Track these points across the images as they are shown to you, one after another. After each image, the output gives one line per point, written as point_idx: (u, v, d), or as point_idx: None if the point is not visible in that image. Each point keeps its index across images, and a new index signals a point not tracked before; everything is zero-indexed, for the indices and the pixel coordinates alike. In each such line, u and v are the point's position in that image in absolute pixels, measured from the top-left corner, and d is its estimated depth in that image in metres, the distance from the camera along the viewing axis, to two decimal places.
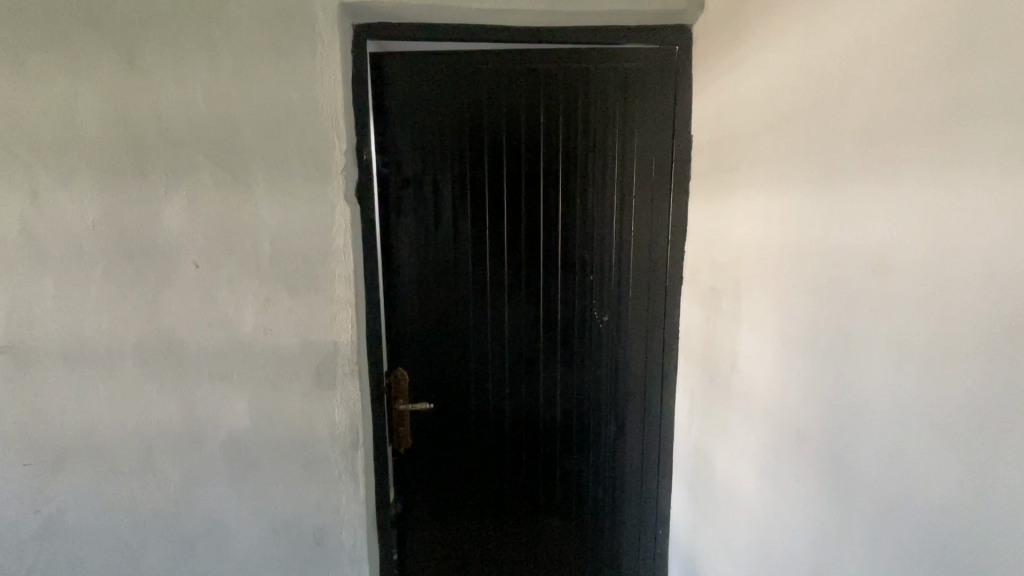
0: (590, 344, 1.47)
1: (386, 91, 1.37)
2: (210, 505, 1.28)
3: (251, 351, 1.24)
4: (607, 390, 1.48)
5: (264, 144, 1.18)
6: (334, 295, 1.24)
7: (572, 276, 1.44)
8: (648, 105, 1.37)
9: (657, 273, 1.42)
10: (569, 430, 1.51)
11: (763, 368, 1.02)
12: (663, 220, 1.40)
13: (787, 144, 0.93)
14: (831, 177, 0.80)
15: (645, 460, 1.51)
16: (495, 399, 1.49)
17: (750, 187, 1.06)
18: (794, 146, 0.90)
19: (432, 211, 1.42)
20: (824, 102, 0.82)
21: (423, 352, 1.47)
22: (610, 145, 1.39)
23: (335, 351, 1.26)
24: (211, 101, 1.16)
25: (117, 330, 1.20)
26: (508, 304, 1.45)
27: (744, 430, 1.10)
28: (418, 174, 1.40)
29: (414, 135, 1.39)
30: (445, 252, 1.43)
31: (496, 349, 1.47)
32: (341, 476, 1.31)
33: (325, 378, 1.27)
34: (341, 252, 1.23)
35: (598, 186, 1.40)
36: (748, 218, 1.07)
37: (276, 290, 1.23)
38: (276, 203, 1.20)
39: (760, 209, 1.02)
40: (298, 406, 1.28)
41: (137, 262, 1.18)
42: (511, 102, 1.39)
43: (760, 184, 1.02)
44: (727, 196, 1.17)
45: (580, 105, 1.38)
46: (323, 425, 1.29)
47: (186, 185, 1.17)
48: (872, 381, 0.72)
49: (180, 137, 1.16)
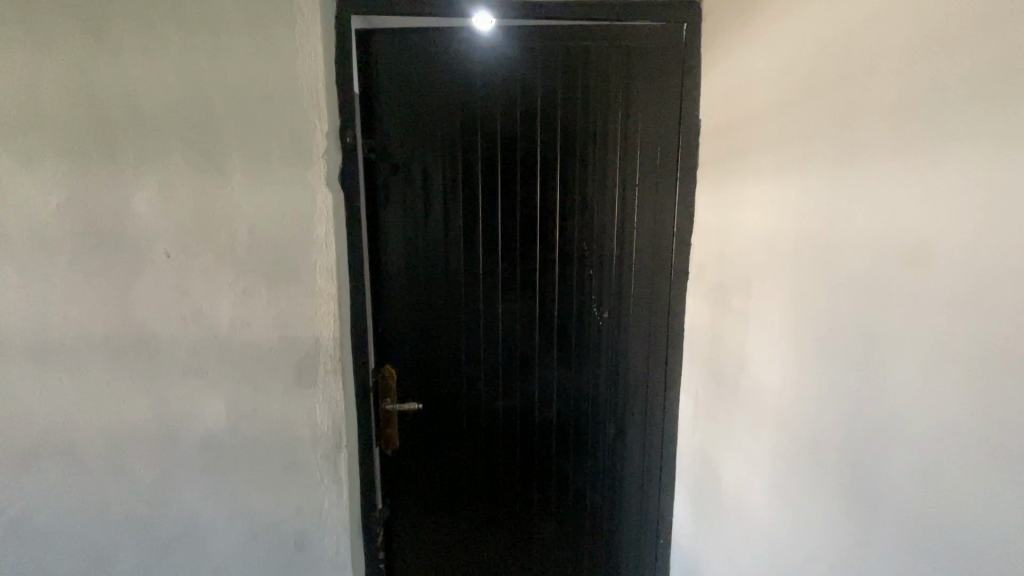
0: (588, 344, 1.38)
1: (373, 72, 1.29)
2: (185, 507, 1.22)
3: (227, 347, 1.17)
4: (606, 392, 1.40)
5: (239, 127, 1.10)
6: (315, 287, 1.17)
7: (569, 270, 1.35)
8: (652, 88, 1.28)
9: (661, 268, 1.34)
10: (565, 434, 1.42)
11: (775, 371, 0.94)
12: (667, 212, 1.32)
13: (805, 124, 0.84)
14: (857, 154, 0.71)
15: (646, 467, 1.43)
16: (487, 400, 1.41)
17: (762, 174, 0.98)
18: (814, 126, 0.82)
19: (421, 200, 1.34)
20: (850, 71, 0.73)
21: (413, 350, 1.39)
22: (612, 130, 1.30)
23: (316, 347, 1.19)
24: (183, 79, 1.08)
25: (85, 323, 1.13)
26: (502, 299, 1.37)
27: (751, 439, 1.02)
28: (408, 160, 1.32)
29: (403, 120, 1.31)
30: (436, 244, 1.35)
31: (489, 347, 1.39)
32: (323, 479, 1.24)
33: (306, 376, 1.20)
34: (322, 242, 1.16)
35: (598, 174, 1.32)
36: (758, 209, 0.99)
37: (254, 281, 1.16)
38: (253, 190, 1.12)
39: (771, 197, 0.95)
40: (278, 405, 1.21)
41: (105, 251, 1.11)
42: (506, 84, 1.30)
43: (775, 170, 0.93)
44: (735, 185, 1.09)
45: (579, 87, 1.29)
46: (304, 425, 1.22)
47: (157, 169, 1.10)
48: (904, 389, 0.64)
49: (150, 118, 1.08)
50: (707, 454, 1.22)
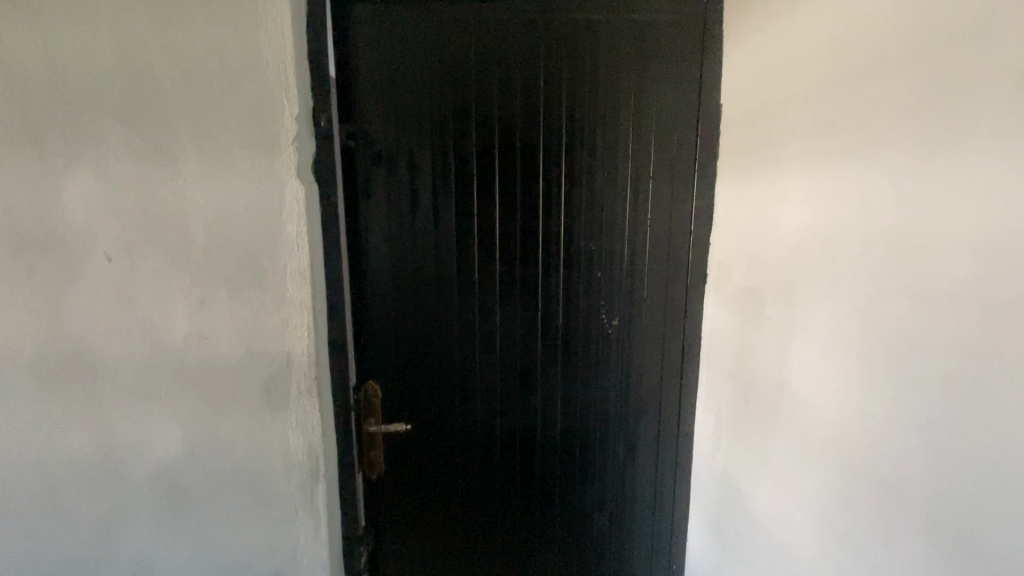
0: (595, 354, 1.26)
1: (351, 47, 1.13)
2: (135, 551, 1.05)
3: (182, 365, 1.01)
4: (616, 406, 1.28)
5: (192, 108, 0.94)
6: (286, 295, 1.01)
7: (575, 273, 1.22)
8: (670, 68, 1.17)
9: (676, 270, 1.23)
10: (571, 455, 1.29)
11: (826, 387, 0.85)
12: (685, 207, 1.21)
13: (874, 109, 0.74)
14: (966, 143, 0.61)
15: (660, 487, 1.32)
16: (484, 418, 1.27)
17: (810, 167, 0.88)
18: (889, 110, 0.71)
19: (408, 194, 1.18)
20: (953, 46, 0.62)
21: (399, 363, 1.24)
22: (623, 116, 1.18)
23: (288, 364, 1.03)
24: (122, 51, 0.91)
25: (7, 340, 0.95)
26: (500, 305, 1.23)
27: (793, 462, 0.93)
28: (392, 149, 1.17)
29: (386, 102, 1.15)
30: (425, 244, 1.20)
31: (485, 359, 1.25)
32: (298, 513, 1.09)
33: (277, 397, 1.04)
34: (293, 243, 1.00)
35: (607, 165, 1.19)
36: (799, 205, 0.91)
37: (213, 289, 0.99)
38: (210, 182, 0.96)
39: (818, 189, 0.86)
40: (244, 431, 1.05)
41: (32, 254, 0.93)
42: (503, 64, 1.15)
43: (830, 163, 0.83)
44: (770, 180, 1.00)
45: (587, 69, 1.16)
46: (274, 453, 1.06)
47: (92, 157, 0.93)
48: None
49: (82, 96, 0.91)
50: (732, 473, 1.13)
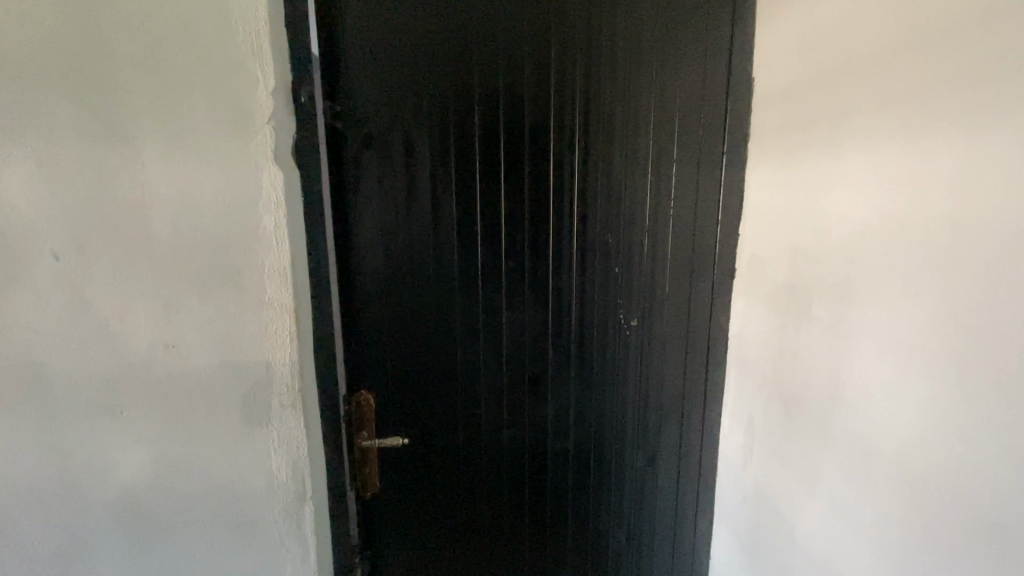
0: (611, 357, 1.17)
1: (336, 12, 0.99)
2: None
3: (147, 377, 0.88)
4: (634, 413, 1.20)
5: (150, 80, 0.81)
6: (265, 297, 0.89)
7: (590, 268, 1.13)
8: (697, 40, 1.09)
9: (701, 266, 1.17)
10: (585, 468, 1.20)
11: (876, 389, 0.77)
12: (713, 198, 1.15)
13: (956, 77, 0.64)
14: None
15: (681, 497, 1.26)
16: (490, 431, 1.16)
17: (864, 151, 0.80)
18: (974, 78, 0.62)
19: (403, 180, 1.06)
20: None
21: (394, 370, 1.12)
22: (644, 95, 1.10)
23: (268, 375, 0.91)
24: (64, 11, 0.77)
25: None
26: (507, 305, 1.12)
27: (834, 474, 0.87)
28: (385, 131, 1.04)
29: (378, 76, 1.02)
30: (423, 238, 1.08)
31: (490, 365, 1.13)
32: (283, 539, 0.97)
33: (256, 413, 0.92)
34: (272, 237, 0.87)
35: (625, 150, 1.11)
36: (849, 193, 0.83)
37: (180, 290, 0.86)
38: (173, 167, 0.83)
39: (871, 174, 0.78)
40: (219, 450, 0.92)
41: None
42: (510, 37, 1.04)
43: (886, 146, 0.75)
44: (814, 171, 0.92)
45: (604, 46, 1.07)
46: (255, 474, 0.94)
47: (34, 137, 0.79)
48: None
49: (19, 64, 0.77)
50: (764, 481, 1.07)
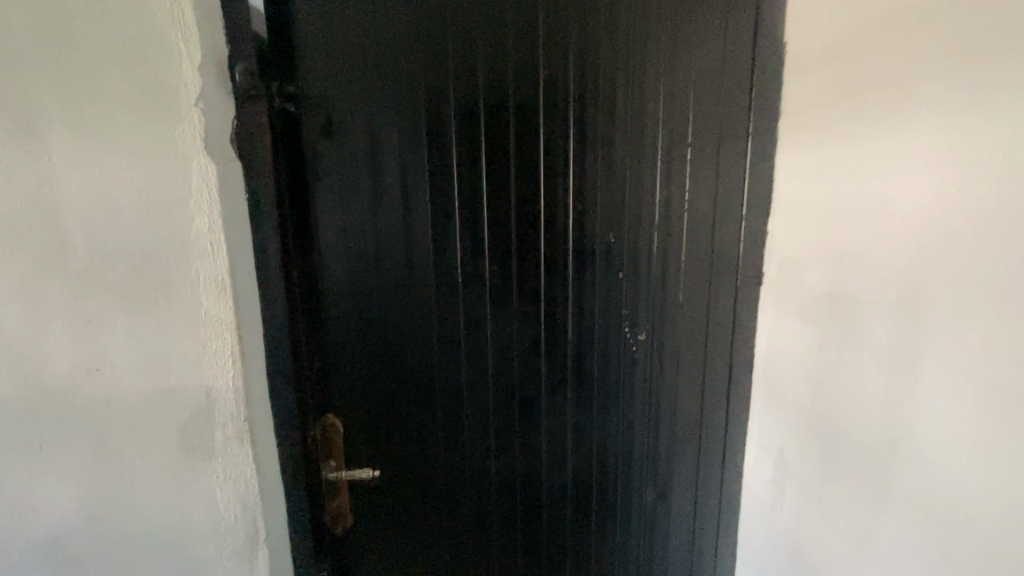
0: (615, 378, 1.04)
1: None
2: None
3: (64, 408, 0.73)
4: (642, 440, 1.08)
5: (52, 51, 0.66)
6: (203, 313, 0.76)
7: (589, 277, 1.00)
8: (715, 9, 0.95)
9: (720, 275, 1.03)
10: (586, 501, 1.09)
11: (967, 435, 0.64)
12: (735, 194, 1.01)
13: None
14: None
15: (696, 531, 1.14)
16: (476, 461, 1.04)
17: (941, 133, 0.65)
18: None
19: (370, 174, 0.94)
20: None
21: (365, 388, 1.00)
22: (652, 75, 0.95)
23: (208, 402, 0.78)
24: None
25: None
26: (493, 319, 1.00)
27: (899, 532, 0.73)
28: (345, 116, 0.92)
29: (339, 54, 0.90)
30: (392, 239, 0.96)
31: (476, 388, 1.01)
32: None
33: (195, 447, 0.78)
34: (208, 243, 0.75)
35: (629, 139, 0.97)
36: (918, 189, 0.69)
37: (99, 305, 0.72)
38: (84, 157, 0.69)
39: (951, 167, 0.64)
40: (155, 493, 0.77)
41: None
42: (489, 10, 0.91)
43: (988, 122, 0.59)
44: (862, 162, 0.78)
45: (605, 21, 0.93)
46: (199, 518, 0.80)
47: None
48: None
49: None
50: (804, 523, 0.93)
